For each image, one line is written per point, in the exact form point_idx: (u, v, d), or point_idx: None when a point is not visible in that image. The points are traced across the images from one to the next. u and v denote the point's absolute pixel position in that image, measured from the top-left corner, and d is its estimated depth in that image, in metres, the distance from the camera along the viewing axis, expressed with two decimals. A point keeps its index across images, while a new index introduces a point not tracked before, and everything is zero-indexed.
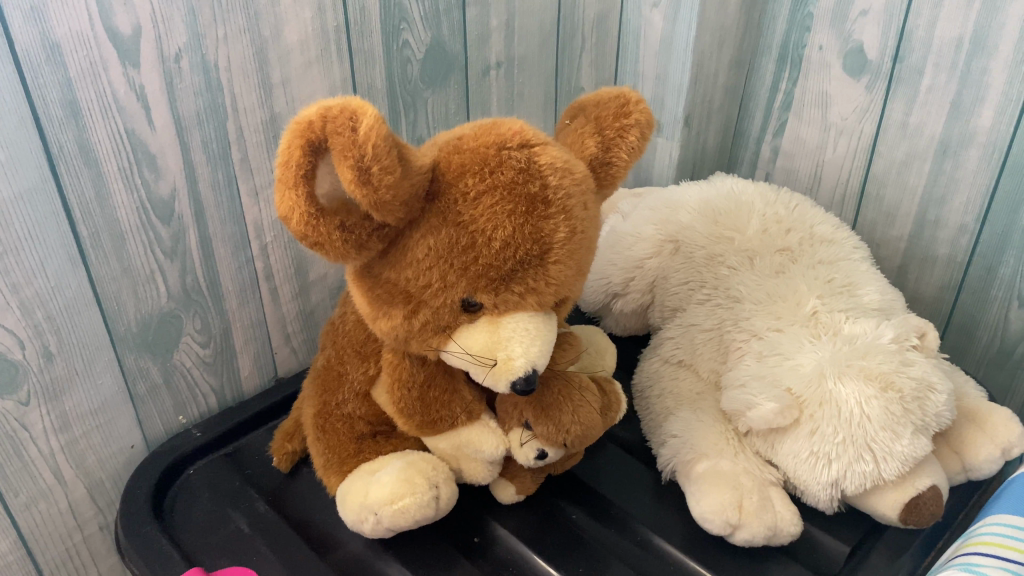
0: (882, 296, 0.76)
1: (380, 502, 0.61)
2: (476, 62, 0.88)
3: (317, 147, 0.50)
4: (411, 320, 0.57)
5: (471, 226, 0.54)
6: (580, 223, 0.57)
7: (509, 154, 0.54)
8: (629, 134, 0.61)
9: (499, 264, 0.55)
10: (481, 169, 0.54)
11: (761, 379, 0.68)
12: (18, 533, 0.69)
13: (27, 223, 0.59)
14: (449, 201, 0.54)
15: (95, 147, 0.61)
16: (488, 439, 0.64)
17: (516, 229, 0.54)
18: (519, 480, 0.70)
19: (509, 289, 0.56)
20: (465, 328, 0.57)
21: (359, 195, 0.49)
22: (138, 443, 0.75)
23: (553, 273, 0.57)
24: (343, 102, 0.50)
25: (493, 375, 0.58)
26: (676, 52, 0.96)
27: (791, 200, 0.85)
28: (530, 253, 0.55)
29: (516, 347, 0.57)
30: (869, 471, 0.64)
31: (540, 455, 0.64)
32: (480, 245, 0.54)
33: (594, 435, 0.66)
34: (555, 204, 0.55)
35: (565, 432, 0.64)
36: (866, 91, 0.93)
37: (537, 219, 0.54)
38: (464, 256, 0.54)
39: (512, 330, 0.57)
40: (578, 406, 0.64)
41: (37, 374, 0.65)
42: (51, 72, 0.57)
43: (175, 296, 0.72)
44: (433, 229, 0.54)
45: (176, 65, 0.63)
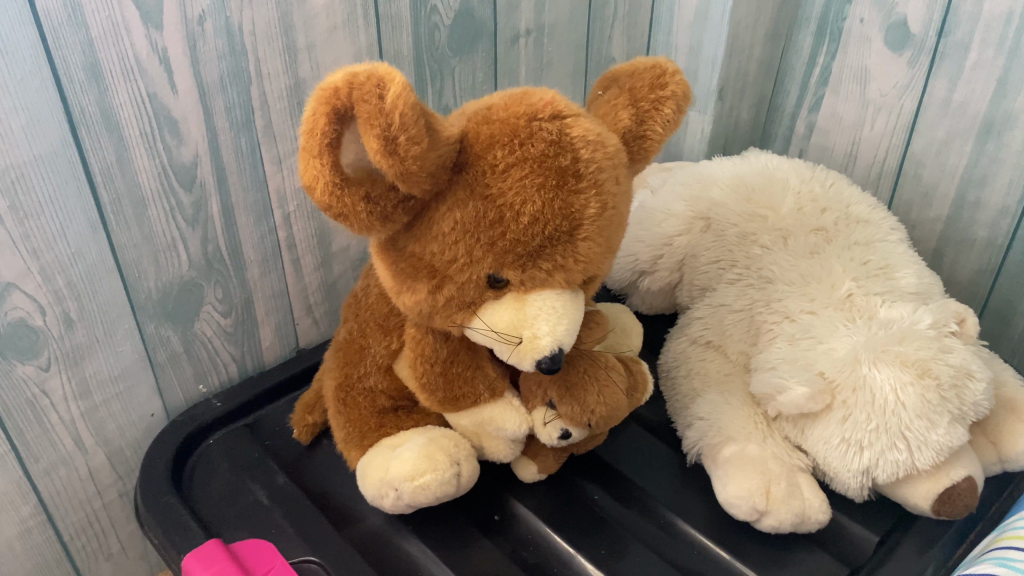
0: (919, 279, 0.73)
1: (400, 479, 0.60)
2: (506, 30, 0.85)
3: (343, 115, 0.48)
4: (436, 295, 0.55)
5: (500, 200, 0.52)
6: (611, 198, 0.55)
7: (540, 126, 0.52)
8: (663, 107, 0.59)
9: (527, 240, 0.53)
10: (510, 140, 0.52)
11: (793, 363, 0.67)
12: (39, 498, 0.69)
13: (47, 188, 0.59)
14: (476, 173, 0.52)
15: (117, 111, 0.60)
16: (511, 418, 0.63)
17: (545, 204, 0.52)
18: (541, 459, 0.68)
19: (537, 265, 0.54)
20: (490, 304, 0.56)
21: (385, 165, 0.48)
22: (158, 411, 0.75)
23: (582, 250, 0.55)
24: (370, 69, 0.48)
25: (518, 354, 0.57)
26: (712, 23, 0.93)
27: (827, 178, 0.83)
28: (559, 229, 0.53)
29: (542, 325, 0.55)
30: (902, 460, 0.62)
31: (564, 434, 0.63)
32: (508, 219, 0.52)
33: (619, 416, 0.64)
34: (586, 180, 0.53)
35: (590, 414, 0.62)
36: (908, 67, 0.90)
37: (567, 194, 0.53)
38: (491, 231, 0.53)
39: (538, 307, 0.55)
40: (604, 386, 0.63)
41: (57, 340, 0.64)
42: (71, 33, 0.55)
43: (197, 265, 0.71)
44: (460, 202, 0.53)
45: (200, 27, 0.62)
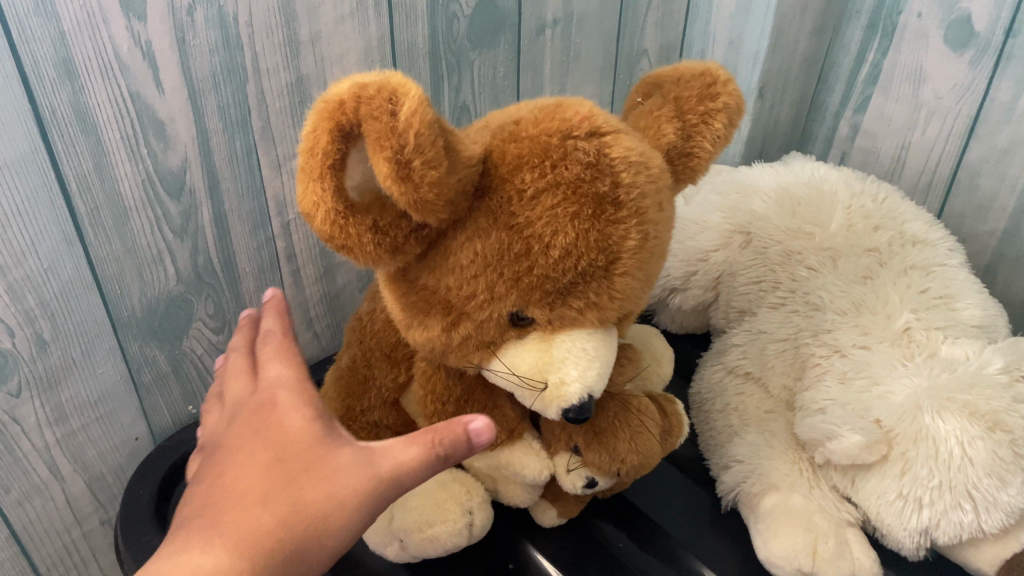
0: (984, 311, 0.66)
1: (407, 529, 0.54)
2: (532, 20, 0.78)
3: (348, 133, 0.41)
4: (450, 333, 0.49)
5: (527, 231, 0.45)
6: (655, 227, 0.48)
7: (575, 145, 0.45)
8: (714, 120, 0.52)
9: (557, 276, 0.46)
10: (541, 162, 0.45)
11: (846, 407, 0.60)
12: (11, 530, 0.63)
13: (15, 198, 0.52)
14: (501, 199, 0.45)
15: (94, 113, 0.53)
16: (533, 461, 0.55)
17: (579, 235, 0.45)
18: (562, 503, 0.61)
19: (567, 303, 0.47)
20: (513, 345, 0.49)
21: (396, 192, 0.41)
22: (143, 435, 0.69)
23: (619, 286, 0.48)
24: (381, 79, 0.41)
25: (541, 401, 0.50)
26: (755, 15, 0.87)
27: (879, 191, 0.75)
28: (594, 264, 0.46)
29: (571, 369, 0.48)
30: (966, 521, 0.55)
31: (589, 484, 0.56)
32: (536, 252, 0.45)
33: (650, 465, 0.58)
34: (625, 209, 0.46)
35: (620, 462, 0.55)
36: (969, 68, 0.82)
37: (605, 224, 0.45)
38: (517, 266, 0.46)
39: (566, 350, 0.48)
40: (637, 432, 0.56)
41: (28, 363, 0.58)
42: (40, 25, 0.48)
43: (186, 279, 0.64)
44: (481, 231, 0.46)
45: (189, 18, 0.54)
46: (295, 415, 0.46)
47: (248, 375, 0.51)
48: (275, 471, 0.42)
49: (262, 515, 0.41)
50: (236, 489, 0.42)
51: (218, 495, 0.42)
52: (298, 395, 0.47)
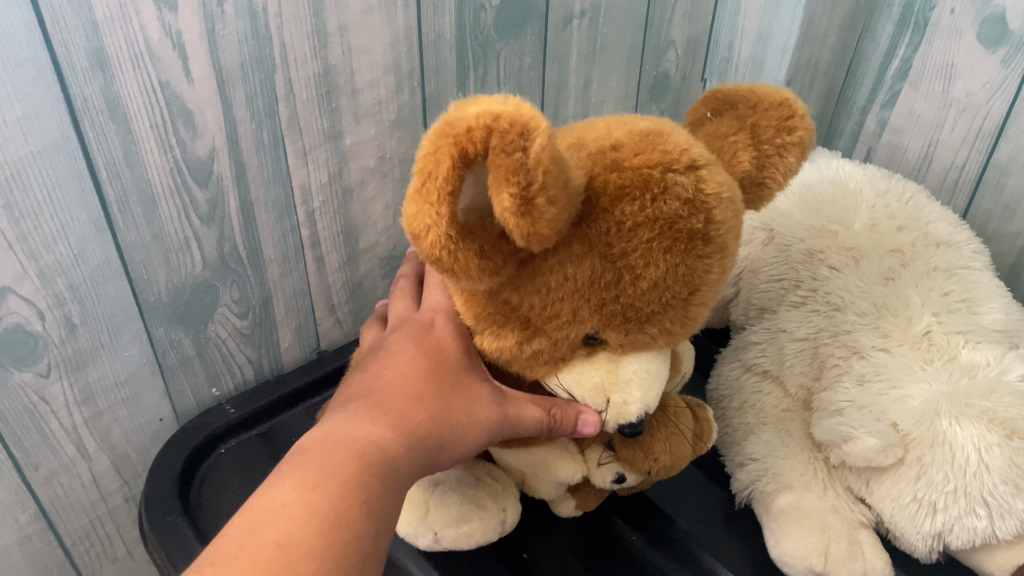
0: (1006, 315, 0.66)
1: (443, 524, 0.55)
2: (559, 11, 0.78)
3: (471, 161, 0.37)
4: (524, 346, 0.48)
5: (620, 261, 0.44)
6: (732, 261, 0.47)
7: (677, 179, 0.43)
8: (789, 154, 0.51)
9: (641, 305, 0.45)
10: (643, 194, 0.42)
11: (863, 410, 0.61)
12: (39, 505, 0.65)
13: (46, 185, 0.53)
14: (598, 228, 0.43)
15: (124, 102, 0.53)
16: (567, 458, 0.56)
17: (668, 270, 0.44)
18: (581, 496, 0.62)
19: (642, 330, 0.47)
20: (583, 361, 0.49)
21: (512, 226, 0.38)
22: (167, 416, 0.70)
23: (692, 313, 0.48)
24: (512, 110, 0.37)
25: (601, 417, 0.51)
26: (784, 9, 0.86)
27: (905, 190, 0.75)
28: (676, 296, 0.46)
29: (634, 391, 0.49)
30: (981, 527, 0.56)
31: (618, 479, 0.56)
32: (626, 283, 0.44)
33: (680, 467, 0.58)
34: (715, 248, 0.45)
35: (653, 461, 0.56)
36: (1001, 66, 0.80)
37: (694, 259, 0.45)
38: (604, 293, 0.45)
39: (633, 372, 0.48)
40: (672, 434, 0.57)
41: (58, 346, 0.59)
42: (74, 16, 0.49)
43: (212, 265, 0.65)
44: (575, 256, 0.43)
45: (219, 8, 0.55)
46: (449, 342, 0.52)
47: (410, 301, 0.60)
48: (430, 382, 0.51)
49: (417, 408, 0.49)
50: (395, 385, 0.51)
51: (381, 387, 0.50)
52: (450, 327, 0.53)
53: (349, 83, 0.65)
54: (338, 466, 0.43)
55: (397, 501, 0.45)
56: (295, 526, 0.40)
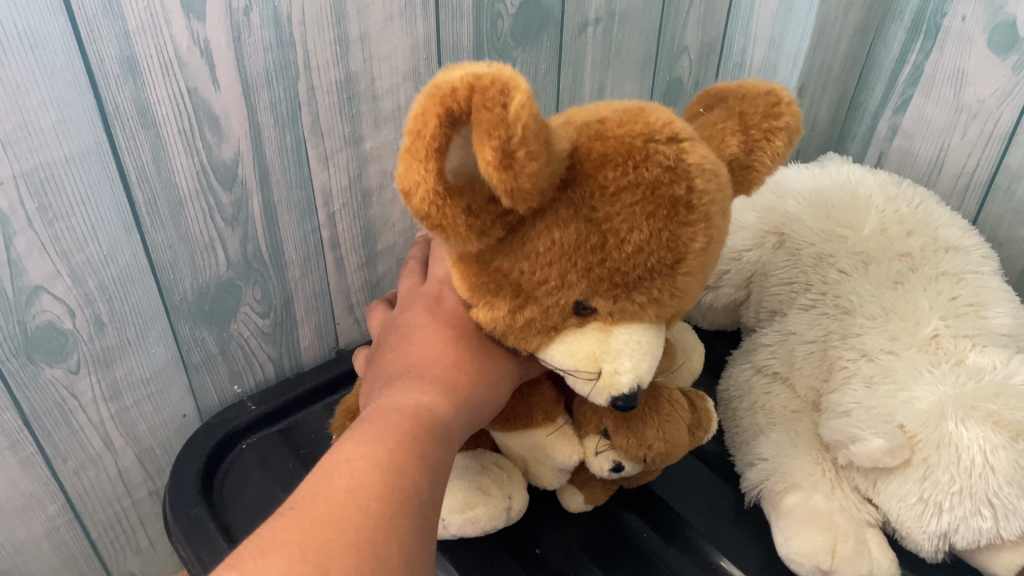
0: (1013, 319, 0.67)
1: (451, 507, 0.56)
2: (575, 18, 0.79)
3: (456, 121, 0.38)
4: (514, 315, 0.47)
5: (606, 225, 0.44)
6: (719, 233, 0.47)
7: (657, 149, 0.44)
8: (775, 139, 0.52)
9: (628, 270, 0.45)
10: (624, 161, 0.44)
11: (871, 411, 0.62)
12: (67, 497, 0.67)
13: (79, 188, 0.55)
14: (583, 193, 0.44)
15: (154, 108, 0.55)
16: (565, 446, 0.57)
17: (653, 234, 0.44)
18: (588, 489, 0.63)
19: (630, 297, 0.46)
20: (573, 331, 0.48)
21: (495, 180, 0.39)
22: (191, 412, 0.72)
23: (681, 284, 0.48)
24: (493, 70, 0.38)
25: (593, 387, 0.49)
26: (797, 15, 0.87)
27: (914, 195, 0.76)
28: (662, 262, 0.45)
29: (625, 361, 0.47)
30: (985, 528, 0.57)
31: (615, 468, 0.57)
32: (612, 246, 0.44)
33: (677, 456, 0.59)
34: (701, 213, 0.45)
35: (647, 448, 0.57)
36: (1012, 73, 0.81)
37: (677, 225, 0.45)
38: (591, 258, 0.45)
39: (624, 342, 0.47)
40: (666, 421, 0.57)
41: (87, 343, 0.61)
42: (107, 25, 0.51)
43: (236, 265, 0.67)
44: (561, 221, 0.44)
45: (245, 17, 0.57)
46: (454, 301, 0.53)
47: (417, 277, 0.61)
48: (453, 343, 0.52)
49: (456, 371, 0.51)
50: (427, 353, 0.52)
51: (416, 359, 0.52)
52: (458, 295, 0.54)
53: (370, 89, 0.67)
54: (395, 425, 0.45)
55: (446, 456, 0.47)
56: (362, 473, 0.42)
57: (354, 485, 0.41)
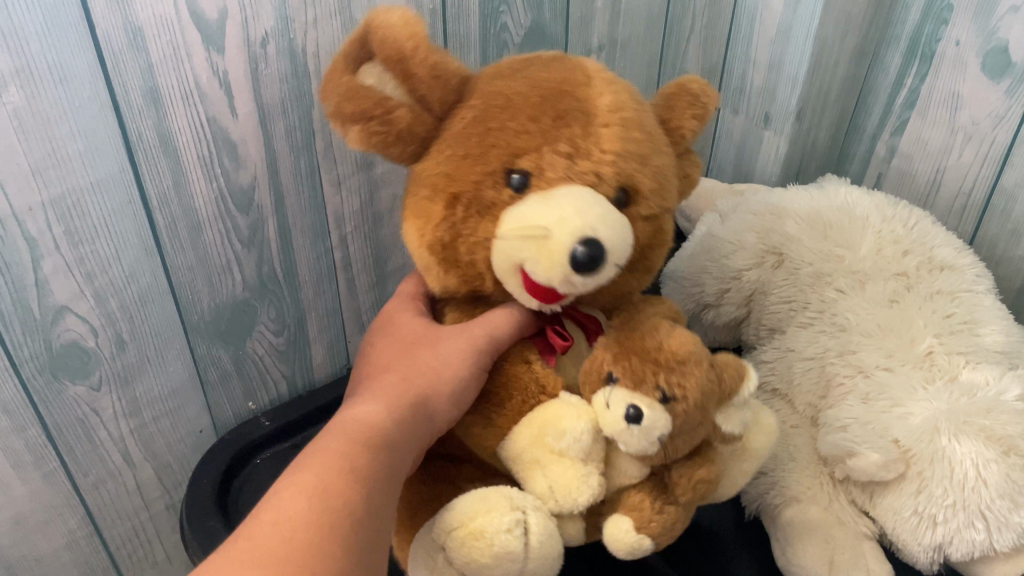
0: (1006, 337, 0.69)
1: (448, 530, 0.48)
2: (578, 46, 0.82)
3: (365, 43, 0.52)
4: (452, 207, 0.50)
5: (504, 102, 0.50)
6: (624, 105, 0.52)
7: (538, 62, 0.53)
8: (690, 86, 0.58)
9: (538, 125, 0.49)
10: (508, 73, 0.53)
11: (865, 426, 0.63)
12: (87, 510, 0.69)
13: (103, 213, 0.57)
14: (482, 97, 0.52)
15: (175, 136, 0.58)
16: (572, 416, 0.50)
17: (551, 96, 0.50)
18: (633, 506, 0.51)
19: (552, 149, 0.49)
20: (515, 209, 0.49)
21: (389, 63, 0.51)
22: (207, 428, 0.74)
23: (606, 141, 0.50)
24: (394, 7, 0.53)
25: (543, 256, 0.47)
26: (794, 41, 0.89)
27: (910, 215, 0.78)
28: (570, 115, 0.50)
29: (565, 212, 0.47)
30: (979, 540, 0.59)
31: (637, 415, 0.47)
32: (517, 111, 0.50)
33: (703, 378, 0.48)
34: (596, 105, 0.50)
35: (654, 374, 0.48)
36: (1005, 96, 0.83)
37: (573, 91, 0.51)
38: (502, 126, 0.50)
39: (563, 199, 0.47)
40: (668, 332, 0.50)
41: (108, 361, 0.64)
42: (132, 58, 0.54)
43: (252, 285, 0.69)
44: (470, 118, 0.51)
45: (262, 50, 0.59)
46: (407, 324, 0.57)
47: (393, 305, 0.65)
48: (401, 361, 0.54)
49: (402, 383, 0.52)
50: (380, 375, 0.54)
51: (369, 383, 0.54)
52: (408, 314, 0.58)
53: None
54: (331, 446, 0.46)
55: (387, 461, 0.47)
56: (290, 501, 0.42)
57: (280, 516, 0.41)
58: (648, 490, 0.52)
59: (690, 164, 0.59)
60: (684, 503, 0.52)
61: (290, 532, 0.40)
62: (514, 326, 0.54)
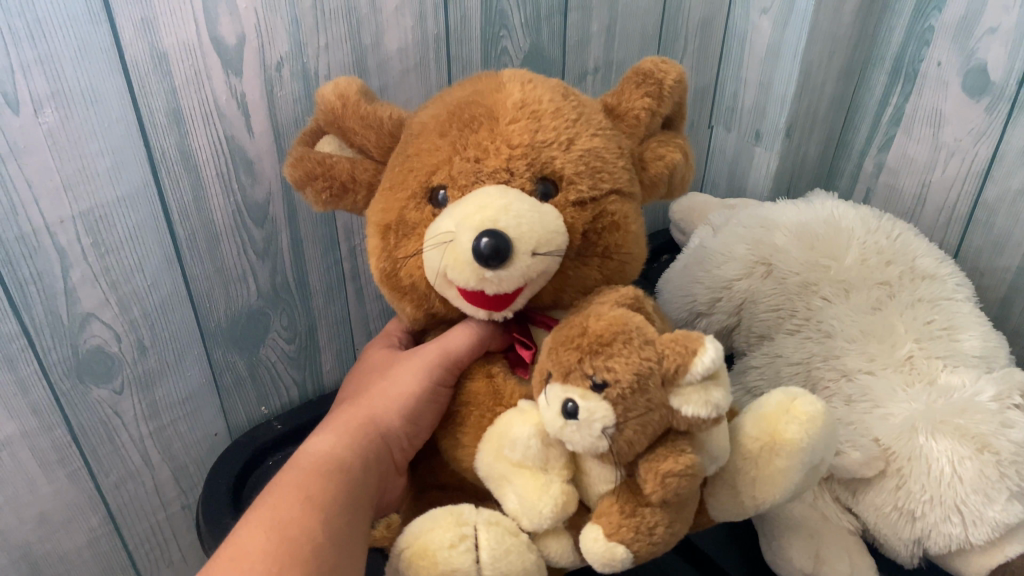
0: (984, 343, 0.72)
1: (397, 553, 0.49)
2: (575, 68, 0.86)
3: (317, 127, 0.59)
4: (388, 231, 0.53)
5: (432, 128, 0.53)
6: (542, 103, 0.52)
7: (473, 83, 0.55)
8: (638, 73, 0.57)
9: (455, 141, 0.51)
10: (441, 100, 0.55)
11: (848, 426, 0.67)
12: (108, 509, 0.72)
13: (128, 226, 0.61)
14: (414, 128, 0.55)
15: (195, 154, 0.62)
16: (518, 424, 0.48)
17: (470, 112, 0.52)
18: (604, 513, 0.47)
19: (463, 158, 0.51)
20: (436, 222, 0.50)
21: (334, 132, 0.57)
22: (222, 431, 0.78)
23: (517, 139, 0.50)
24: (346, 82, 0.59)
25: (455, 262, 0.48)
26: (783, 62, 0.93)
27: (893, 228, 0.81)
28: (483, 124, 0.51)
29: (468, 216, 0.48)
30: (956, 534, 0.61)
31: (568, 406, 0.44)
32: (442, 133, 0.52)
33: (630, 349, 0.44)
34: (502, 105, 0.52)
35: (580, 362, 0.45)
36: (985, 113, 0.87)
37: (490, 102, 0.52)
38: (430, 149, 0.52)
39: (470, 203, 0.49)
40: (600, 315, 0.47)
41: (130, 366, 0.67)
42: (157, 81, 0.58)
43: (265, 294, 0.73)
44: (407, 148, 0.54)
45: (277, 73, 0.63)
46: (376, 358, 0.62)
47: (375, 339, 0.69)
48: (367, 392, 0.59)
49: (363, 413, 0.57)
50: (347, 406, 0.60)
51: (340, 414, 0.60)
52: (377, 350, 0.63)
53: None
54: (295, 477, 0.51)
55: (346, 486, 0.52)
56: (254, 535, 0.47)
57: (246, 550, 0.46)
58: (626, 498, 0.47)
59: (660, 145, 0.57)
60: (667, 506, 0.46)
61: (249, 566, 0.45)
62: (471, 338, 0.55)
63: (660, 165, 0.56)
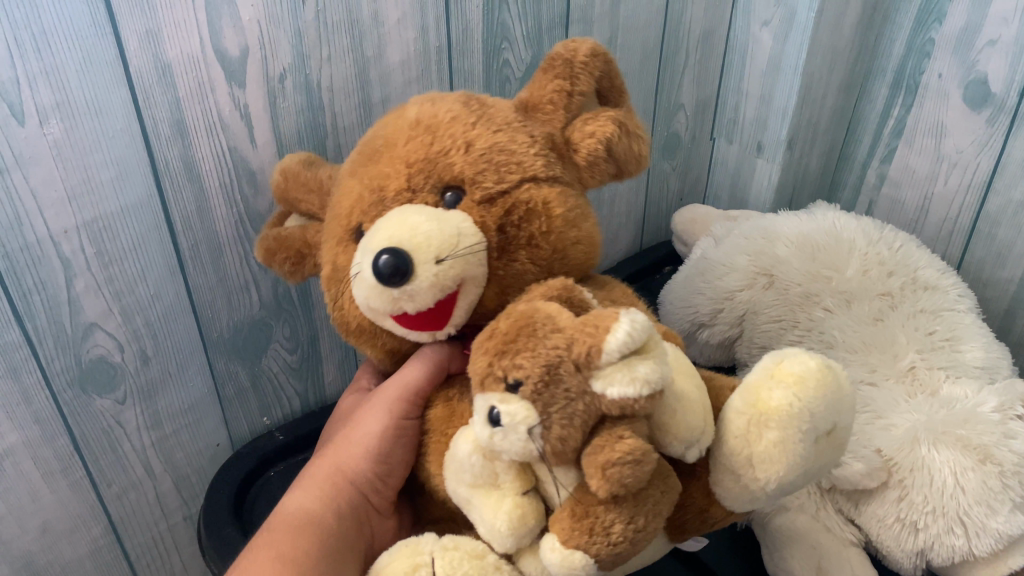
0: (987, 353, 0.72)
1: None
2: None
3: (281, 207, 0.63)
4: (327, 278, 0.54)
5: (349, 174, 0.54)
6: (439, 117, 0.52)
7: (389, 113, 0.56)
8: (551, 58, 0.54)
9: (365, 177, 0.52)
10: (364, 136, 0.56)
11: (850, 437, 0.66)
12: (110, 519, 0.72)
13: (131, 236, 0.62)
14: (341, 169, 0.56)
15: (199, 165, 0.63)
16: (462, 441, 0.46)
17: (376, 148, 0.53)
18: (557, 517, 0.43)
19: (372, 191, 0.51)
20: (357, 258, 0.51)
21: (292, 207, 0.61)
22: (224, 442, 0.78)
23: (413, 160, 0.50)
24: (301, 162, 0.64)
25: (369, 291, 0.48)
26: (784, 74, 0.94)
27: (895, 239, 0.81)
28: (384, 155, 0.52)
29: (371, 243, 0.48)
30: (959, 545, 0.61)
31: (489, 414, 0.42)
32: (357, 174, 0.53)
33: (539, 337, 0.42)
34: (401, 130, 0.52)
35: (491, 365, 0.43)
36: (987, 125, 0.87)
37: (392, 132, 0.53)
38: (349, 192, 0.53)
39: (373, 233, 0.49)
40: (516, 309, 0.45)
41: (133, 375, 0.68)
42: (161, 93, 0.58)
43: (267, 305, 0.73)
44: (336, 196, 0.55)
45: (280, 85, 0.64)
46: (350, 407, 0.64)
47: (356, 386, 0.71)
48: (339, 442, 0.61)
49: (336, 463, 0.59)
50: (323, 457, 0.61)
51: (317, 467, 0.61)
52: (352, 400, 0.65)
53: None
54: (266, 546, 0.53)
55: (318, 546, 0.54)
56: None
57: None
58: (578, 500, 0.43)
59: (588, 122, 0.53)
60: (622, 501, 0.42)
61: None
62: (427, 364, 0.55)
63: (587, 144, 0.52)
